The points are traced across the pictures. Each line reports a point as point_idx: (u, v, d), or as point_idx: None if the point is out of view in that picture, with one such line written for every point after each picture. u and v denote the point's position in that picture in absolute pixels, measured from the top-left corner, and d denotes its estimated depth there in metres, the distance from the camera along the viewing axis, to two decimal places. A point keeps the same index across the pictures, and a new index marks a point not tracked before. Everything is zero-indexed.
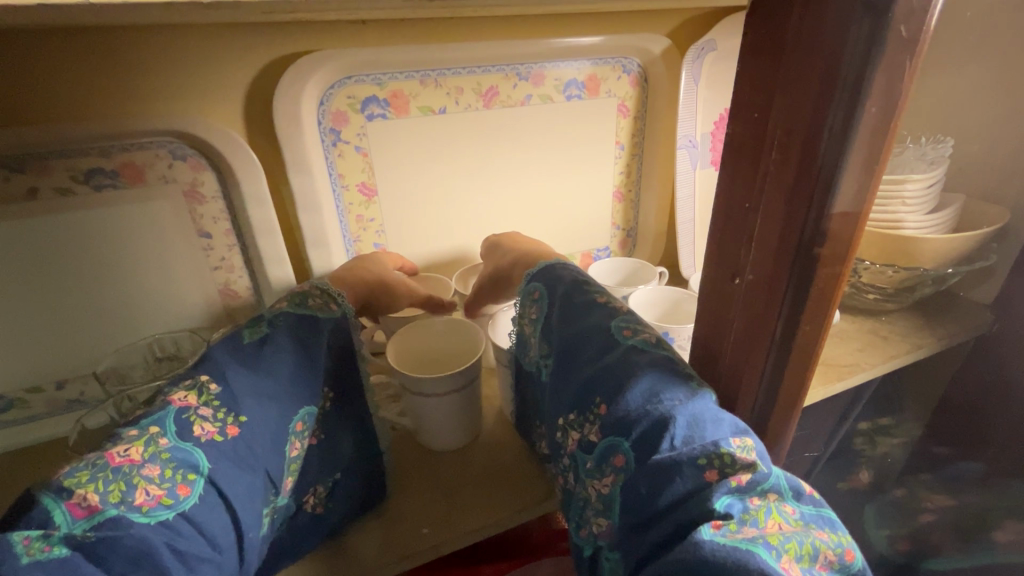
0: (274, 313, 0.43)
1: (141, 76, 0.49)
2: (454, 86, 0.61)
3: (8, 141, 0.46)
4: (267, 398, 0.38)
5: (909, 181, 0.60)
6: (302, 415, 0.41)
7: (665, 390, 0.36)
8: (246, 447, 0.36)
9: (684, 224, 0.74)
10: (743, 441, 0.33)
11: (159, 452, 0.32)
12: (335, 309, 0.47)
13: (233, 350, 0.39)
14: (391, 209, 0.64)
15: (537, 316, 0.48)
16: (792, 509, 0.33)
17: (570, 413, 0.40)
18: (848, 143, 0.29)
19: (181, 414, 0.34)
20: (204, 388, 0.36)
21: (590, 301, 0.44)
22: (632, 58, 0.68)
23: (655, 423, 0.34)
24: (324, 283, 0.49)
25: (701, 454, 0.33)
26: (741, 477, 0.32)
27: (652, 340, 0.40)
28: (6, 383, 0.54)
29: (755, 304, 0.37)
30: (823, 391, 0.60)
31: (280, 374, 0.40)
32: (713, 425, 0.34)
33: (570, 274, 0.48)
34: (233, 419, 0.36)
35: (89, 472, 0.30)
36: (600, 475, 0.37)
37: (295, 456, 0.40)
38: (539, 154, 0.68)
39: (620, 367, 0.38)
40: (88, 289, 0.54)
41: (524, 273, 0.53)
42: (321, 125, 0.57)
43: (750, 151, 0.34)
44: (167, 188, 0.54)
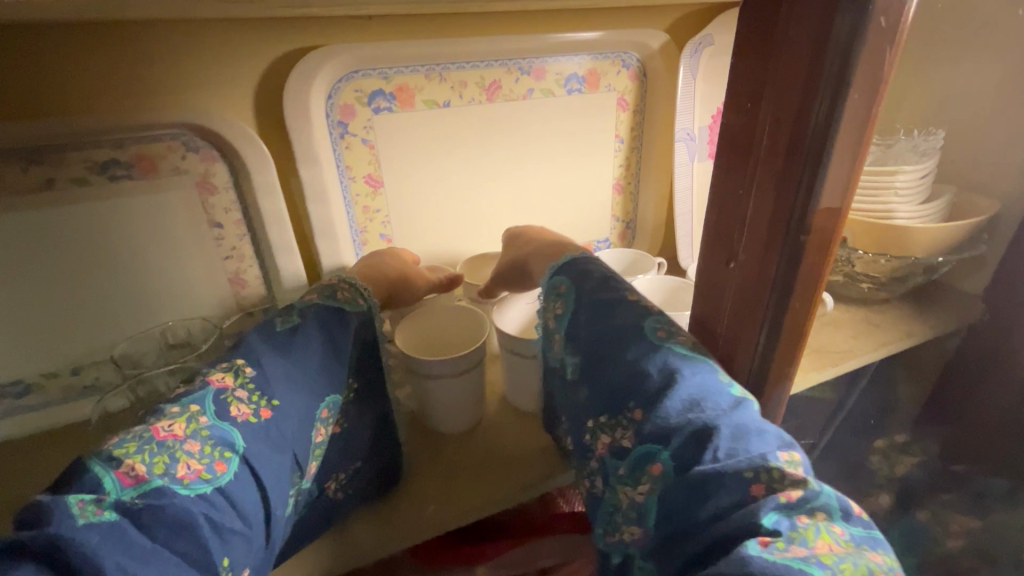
0: (303, 304, 0.45)
1: (154, 69, 0.51)
2: (457, 80, 0.62)
3: (26, 132, 0.48)
4: (297, 383, 0.40)
5: (901, 172, 0.62)
6: (328, 403, 0.43)
7: (706, 400, 0.36)
8: (276, 429, 0.38)
9: (682, 216, 0.76)
10: (791, 456, 0.33)
11: (200, 430, 0.34)
12: (362, 304, 0.48)
13: (267, 338, 0.41)
14: (396, 201, 0.65)
15: (563, 312, 0.48)
16: (842, 530, 0.31)
17: (601, 415, 0.41)
18: (833, 132, 0.31)
19: (218, 395, 0.36)
20: (240, 370, 0.38)
21: (626, 303, 0.44)
22: (631, 53, 0.70)
23: (697, 433, 0.34)
24: (352, 279, 0.50)
25: (747, 467, 0.32)
26: (790, 494, 0.31)
27: (689, 347, 0.41)
28: (24, 369, 0.56)
29: (747, 287, 0.39)
30: (816, 377, 0.62)
31: (310, 364, 0.42)
32: (759, 438, 0.34)
33: (600, 271, 0.49)
34: (266, 402, 0.38)
35: (136, 444, 0.32)
36: (634, 483, 0.37)
37: (320, 442, 0.42)
38: (541, 147, 0.70)
39: (660, 375, 0.38)
40: (103, 277, 0.56)
41: (551, 262, 0.54)
42: (329, 118, 0.58)
43: (742, 140, 0.36)
44: (179, 178, 0.55)
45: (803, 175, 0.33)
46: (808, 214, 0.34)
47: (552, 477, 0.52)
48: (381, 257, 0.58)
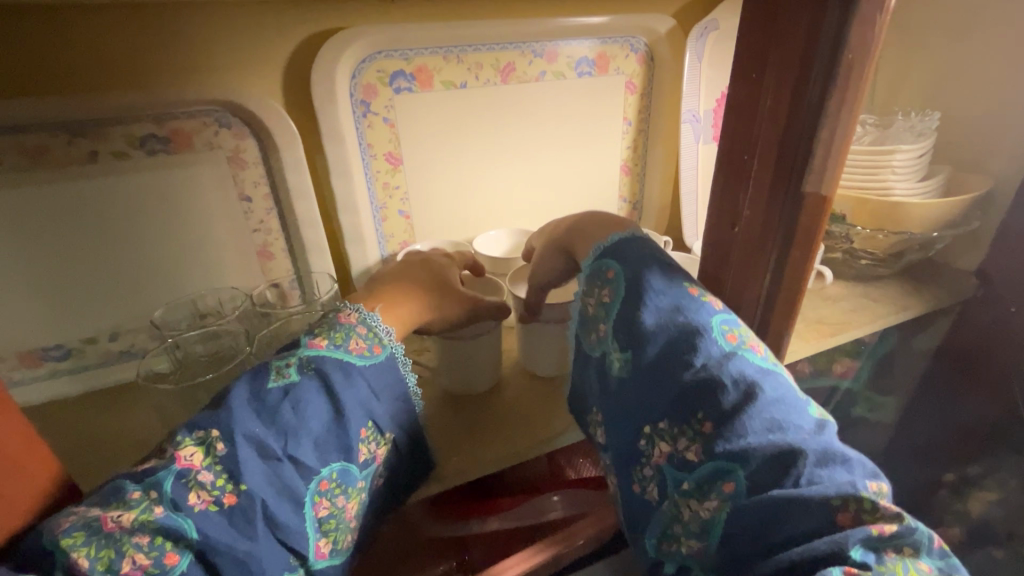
0: (310, 355, 0.41)
1: (190, 48, 0.54)
2: (474, 62, 0.65)
3: (73, 107, 0.51)
4: (278, 459, 0.36)
5: (899, 151, 0.65)
6: (329, 470, 0.38)
7: (788, 421, 0.34)
8: (246, 514, 0.34)
9: (687, 195, 0.79)
10: (879, 487, 0.32)
11: (147, 522, 0.32)
12: (378, 353, 0.44)
13: (255, 400, 0.38)
14: (414, 178, 0.68)
15: (612, 300, 0.44)
16: (927, 566, 0.30)
17: (661, 421, 0.38)
18: (831, 89, 0.35)
19: (179, 479, 0.34)
20: (212, 446, 0.35)
21: (691, 305, 0.41)
22: (640, 37, 0.73)
23: (781, 455, 0.32)
24: (373, 319, 0.46)
25: (837, 495, 0.31)
26: (884, 526, 0.30)
27: (762, 358, 0.38)
28: (65, 334, 0.59)
29: (752, 243, 0.42)
30: (817, 346, 0.65)
31: (304, 435, 0.37)
32: (846, 466, 0.32)
33: (659, 263, 0.44)
34: (233, 487, 0.34)
35: (82, 534, 0.30)
36: (701, 497, 0.35)
37: (326, 516, 0.38)
38: (552, 128, 0.73)
39: (736, 388, 0.35)
40: (140, 247, 0.59)
41: (596, 243, 0.49)
42: (353, 97, 0.61)
43: (747, 106, 0.39)
44: (212, 153, 0.58)
45: (801, 141, 0.37)
46: (809, 170, 0.38)
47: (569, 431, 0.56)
48: (404, 272, 0.52)
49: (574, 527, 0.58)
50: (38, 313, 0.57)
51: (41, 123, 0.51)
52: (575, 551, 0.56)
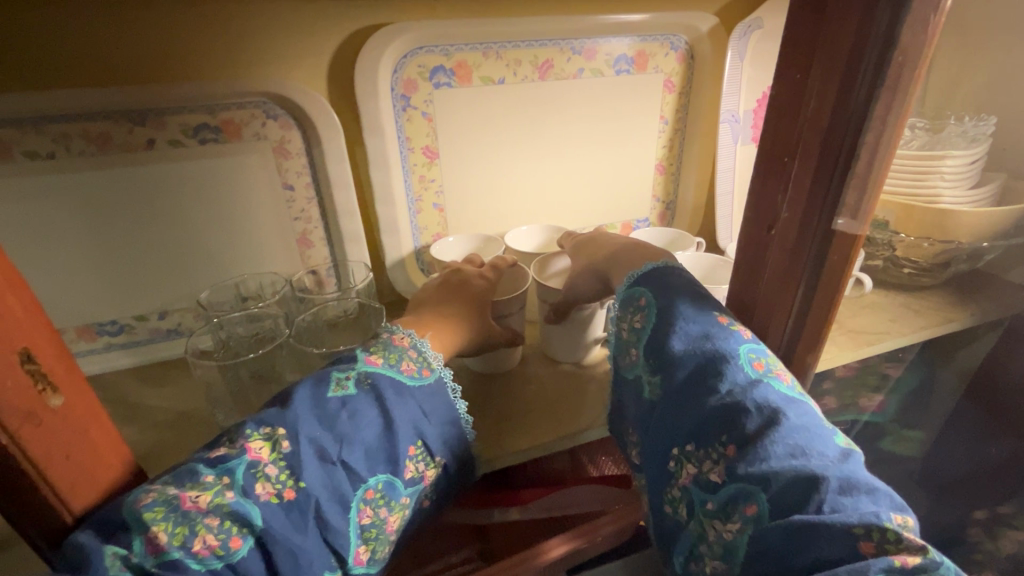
0: (366, 370, 0.42)
1: (242, 42, 0.56)
2: (513, 58, 0.66)
3: (133, 97, 0.54)
4: (333, 463, 0.38)
5: (949, 156, 0.62)
6: (376, 480, 0.39)
7: (812, 448, 0.33)
8: (302, 511, 0.36)
9: (723, 196, 0.78)
10: (906, 521, 0.31)
11: (221, 504, 0.34)
12: (428, 375, 0.45)
13: (317, 406, 0.39)
14: (449, 172, 0.69)
15: (643, 327, 0.46)
16: None
17: (688, 443, 0.39)
18: (879, 86, 0.34)
19: (249, 468, 0.36)
20: (278, 443, 0.37)
21: (720, 334, 0.41)
22: (680, 35, 0.72)
23: (802, 480, 0.32)
24: (423, 344, 0.47)
25: (857, 524, 0.29)
26: (907, 558, 0.28)
27: (789, 387, 0.38)
28: (119, 310, 0.63)
29: (789, 247, 0.42)
30: (851, 355, 0.63)
31: (357, 443, 0.39)
32: (870, 496, 0.31)
33: (693, 293, 0.45)
34: (293, 483, 0.36)
35: (162, 511, 0.32)
36: (723, 519, 0.35)
37: (370, 522, 0.39)
38: (588, 127, 0.73)
39: (759, 413, 0.36)
40: (191, 230, 0.62)
41: (631, 272, 0.51)
42: (394, 91, 0.63)
43: (789, 108, 0.39)
44: (260, 143, 0.61)
45: (845, 141, 0.36)
46: (851, 166, 0.37)
47: (594, 430, 0.56)
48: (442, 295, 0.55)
49: (595, 521, 0.58)
50: (97, 290, 0.61)
51: (106, 112, 0.54)
52: (597, 545, 0.58)
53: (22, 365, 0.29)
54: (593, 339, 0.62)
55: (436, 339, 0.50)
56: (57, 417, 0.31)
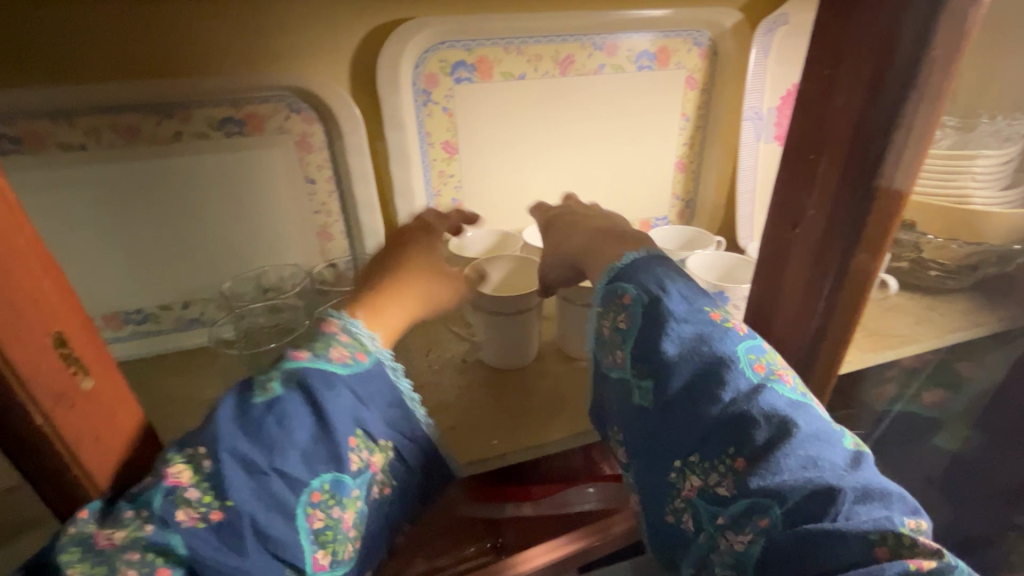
0: (292, 366, 0.38)
1: (267, 36, 0.57)
2: (534, 54, 0.66)
3: (162, 90, 0.55)
4: (265, 473, 0.34)
5: (981, 156, 0.61)
6: (321, 482, 0.36)
7: (823, 457, 0.34)
8: (236, 530, 0.33)
9: (744, 195, 0.77)
10: (915, 523, 0.33)
11: (137, 539, 0.31)
12: (363, 360, 0.41)
13: (242, 417, 0.35)
14: (468, 167, 0.70)
15: (628, 327, 0.41)
16: None
17: (692, 454, 0.37)
18: (913, 81, 0.34)
19: (166, 496, 0.32)
20: (199, 463, 0.34)
21: (715, 333, 0.39)
22: (703, 31, 0.71)
23: (819, 493, 0.32)
24: (355, 327, 0.43)
25: (873, 530, 0.31)
26: (921, 561, 0.30)
27: (792, 390, 0.37)
28: (145, 299, 0.64)
29: (815, 246, 0.41)
30: (873, 357, 0.62)
31: (290, 447, 0.35)
32: (882, 500, 0.32)
33: (679, 287, 0.41)
34: (220, 503, 0.33)
35: (79, 557, 0.30)
36: (735, 531, 0.34)
37: (322, 527, 0.36)
38: (609, 123, 0.73)
39: (770, 424, 0.35)
40: (215, 222, 0.63)
41: (609, 264, 0.46)
42: (415, 86, 0.63)
43: (817, 104, 0.38)
44: (283, 136, 0.62)
45: (876, 138, 0.36)
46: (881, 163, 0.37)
47: None
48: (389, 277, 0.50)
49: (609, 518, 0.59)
50: (123, 278, 0.62)
51: (136, 104, 0.55)
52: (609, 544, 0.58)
53: (55, 348, 0.29)
54: None
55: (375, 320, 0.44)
56: (89, 399, 0.32)
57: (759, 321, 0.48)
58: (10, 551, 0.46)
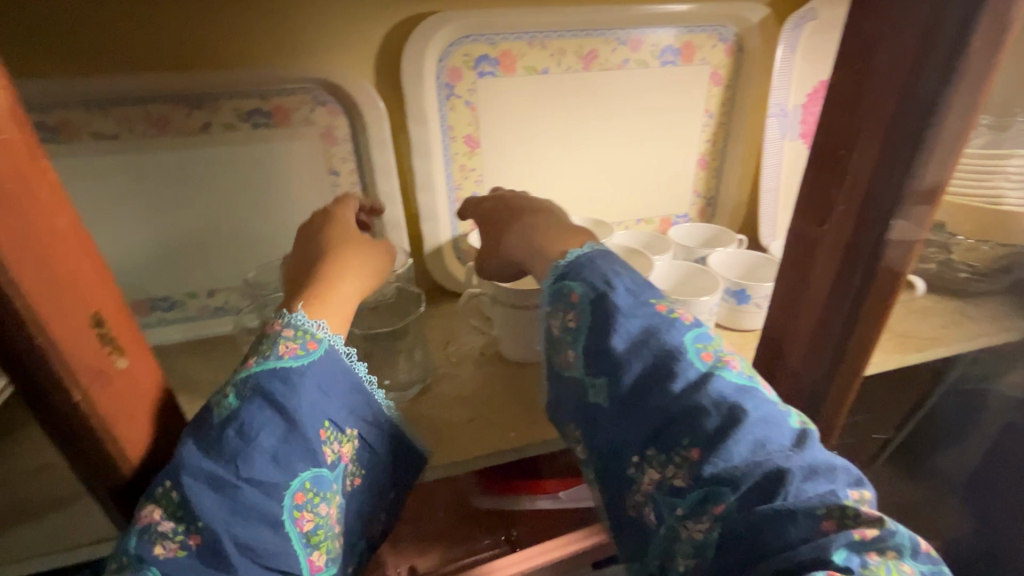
0: (243, 377, 0.37)
1: (294, 30, 0.58)
2: (557, 48, 0.66)
3: (193, 81, 0.56)
4: (234, 485, 0.35)
5: (1015, 156, 0.59)
6: (300, 481, 0.37)
7: (771, 439, 0.34)
8: (215, 548, 0.34)
9: (768, 193, 0.76)
10: (861, 494, 0.33)
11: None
12: (314, 348, 0.39)
13: (200, 438, 0.35)
14: (489, 161, 0.70)
15: (579, 326, 0.42)
16: (909, 568, 0.31)
17: (648, 447, 0.38)
18: (952, 73, 0.33)
19: (142, 535, 0.34)
20: (165, 497, 0.34)
21: (662, 326, 0.40)
22: (729, 27, 0.70)
23: (767, 476, 0.33)
24: (299, 318, 0.41)
25: (821, 504, 0.31)
26: (866, 531, 0.31)
27: (739, 374, 0.38)
28: (172, 286, 0.65)
29: (846, 243, 0.40)
30: (899, 359, 0.61)
31: (256, 455, 0.35)
32: (829, 476, 0.33)
33: (625, 283, 0.42)
34: (192, 527, 0.34)
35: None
36: (692, 520, 0.35)
37: (310, 528, 0.38)
38: (631, 119, 0.72)
39: (718, 411, 0.35)
40: (240, 211, 0.64)
41: (553, 264, 0.47)
42: (439, 79, 0.63)
43: (850, 97, 0.37)
44: (309, 128, 0.62)
45: (912, 131, 0.35)
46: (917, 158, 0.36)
47: None
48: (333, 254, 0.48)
49: None
50: (152, 265, 0.64)
51: (166, 95, 0.57)
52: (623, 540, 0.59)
53: (93, 328, 0.30)
54: None
55: (317, 306, 0.42)
56: (123, 377, 0.32)
57: (781, 320, 0.47)
58: (41, 529, 0.46)
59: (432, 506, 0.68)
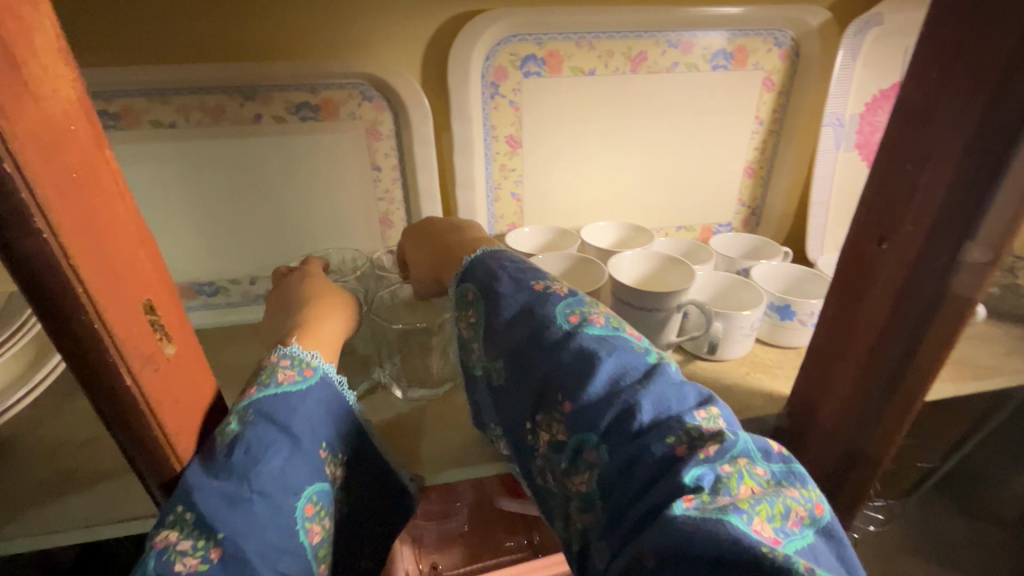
0: (245, 405, 0.38)
1: (344, 26, 0.58)
2: (605, 49, 0.64)
3: (246, 73, 0.57)
4: (249, 499, 0.34)
5: None
6: (309, 495, 0.38)
7: (627, 377, 0.35)
8: (239, 558, 0.32)
9: (818, 206, 0.73)
10: (709, 412, 0.34)
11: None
12: (311, 374, 0.43)
13: (206, 466, 0.35)
14: (530, 162, 0.69)
15: (477, 319, 0.45)
16: (762, 470, 0.32)
17: (537, 413, 0.39)
18: None
19: (160, 556, 0.32)
20: (182, 519, 0.33)
21: (537, 301, 0.41)
22: (787, 31, 0.67)
23: (620, 412, 0.34)
24: (294, 349, 0.44)
25: (670, 433, 0.32)
26: (709, 448, 0.31)
27: (603, 328, 0.39)
28: (217, 272, 0.68)
29: (908, 267, 0.38)
30: (953, 389, 0.58)
31: (266, 472, 0.36)
32: (676, 400, 0.34)
33: (509, 272, 0.45)
34: (212, 541, 0.32)
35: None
36: (575, 473, 0.36)
37: (319, 540, 0.39)
38: (677, 123, 0.70)
39: (578, 362, 0.36)
40: (284, 201, 0.66)
41: (457, 268, 0.50)
42: (484, 78, 0.63)
43: (923, 113, 0.35)
44: (354, 123, 0.63)
45: (992, 149, 0.33)
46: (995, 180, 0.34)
47: None
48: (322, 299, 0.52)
49: None
50: (200, 250, 0.66)
51: (221, 86, 0.58)
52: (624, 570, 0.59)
53: (146, 314, 0.31)
54: (664, 344, 0.59)
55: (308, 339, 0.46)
56: (172, 363, 0.33)
57: (834, 342, 0.45)
58: (84, 498, 0.47)
59: (455, 506, 0.67)
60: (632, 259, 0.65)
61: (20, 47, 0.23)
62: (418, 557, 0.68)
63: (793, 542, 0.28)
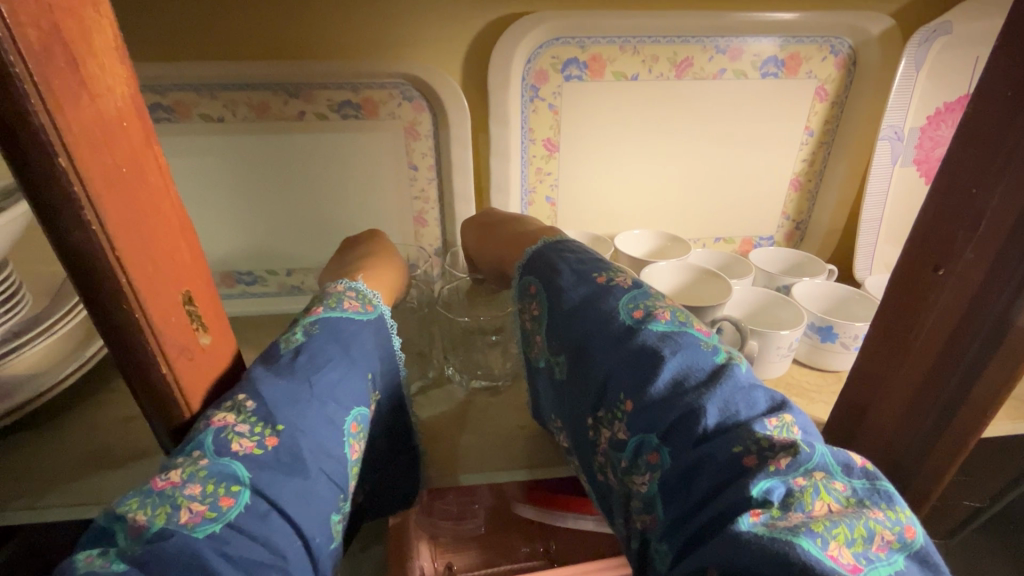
0: (311, 319, 0.40)
1: (387, 28, 0.59)
2: (650, 54, 0.63)
3: (292, 72, 0.59)
4: (307, 402, 0.35)
5: None
6: (355, 415, 0.38)
7: (692, 378, 0.34)
8: (294, 452, 0.33)
9: (869, 223, 0.69)
10: (781, 419, 0.32)
11: (196, 472, 0.30)
12: (371, 310, 0.45)
13: (270, 366, 0.37)
14: (567, 166, 0.69)
15: (541, 313, 0.45)
16: (842, 486, 0.30)
17: (597, 409, 0.38)
18: None
19: (218, 433, 0.32)
20: (242, 406, 0.33)
21: (601, 294, 0.41)
22: (844, 38, 0.64)
23: (684, 415, 0.33)
24: (359, 285, 0.46)
25: (738, 442, 0.31)
26: (780, 461, 0.29)
27: (668, 323, 0.38)
28: (256, 263, 0.70)
29: (967, 294, 0.36)
30: (1010, 429, 0.54)
31: (323, 380, 0.36)
32: (746, 406, 0.33)
33: (569, 264, 0.44)
34: (271, 430, 0.33)
35: (137, 500, 0.29)
36: (636, 473, 0.35)
37: (356, 458, 0.38)
38: (721, 131, 0.68)
39: (641, 360, 0.36)
40: (322, 196, 0.67)
41: (522, 257, 0.50)
42: (525, 81, 0.62)
43: (993, 133, 0.33)
44: (393, 123, 0.64)
45: None
46: None
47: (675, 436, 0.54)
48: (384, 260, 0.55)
49: None
50: (240, 241, 0.68)
51: (269, 84, 0.60)
52: None
53: (185, 305, 0.32)
54: None
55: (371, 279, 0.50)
56: (205, 353, 0.35)
57: (875, 366, 0.43)
58: (118, 476, 0.50)
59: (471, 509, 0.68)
60: (663, 266, 0.63)
61: (79, 48, 0.24)
62: (433, 555, 0.68)
63: (876, 570, 0.26)
